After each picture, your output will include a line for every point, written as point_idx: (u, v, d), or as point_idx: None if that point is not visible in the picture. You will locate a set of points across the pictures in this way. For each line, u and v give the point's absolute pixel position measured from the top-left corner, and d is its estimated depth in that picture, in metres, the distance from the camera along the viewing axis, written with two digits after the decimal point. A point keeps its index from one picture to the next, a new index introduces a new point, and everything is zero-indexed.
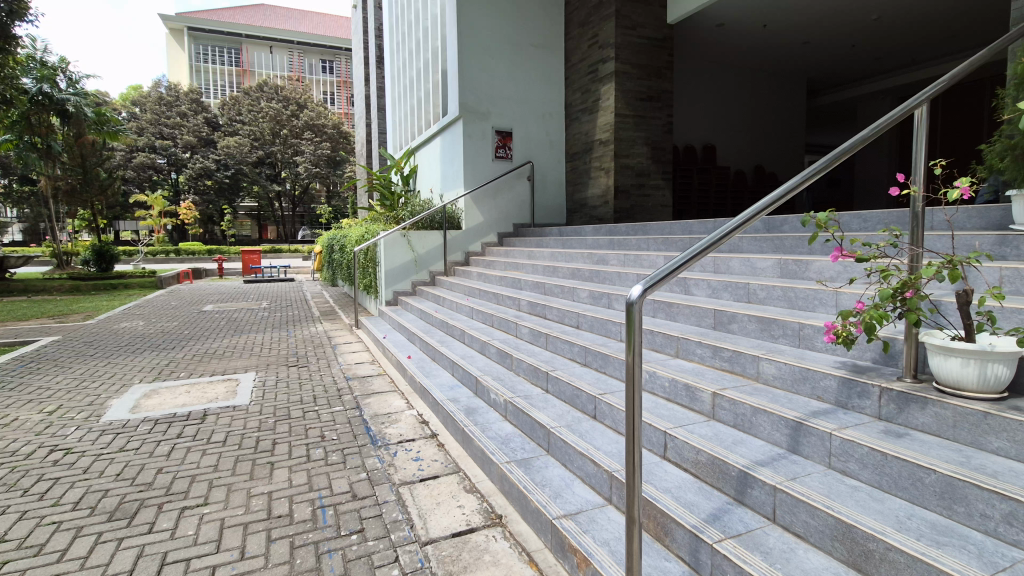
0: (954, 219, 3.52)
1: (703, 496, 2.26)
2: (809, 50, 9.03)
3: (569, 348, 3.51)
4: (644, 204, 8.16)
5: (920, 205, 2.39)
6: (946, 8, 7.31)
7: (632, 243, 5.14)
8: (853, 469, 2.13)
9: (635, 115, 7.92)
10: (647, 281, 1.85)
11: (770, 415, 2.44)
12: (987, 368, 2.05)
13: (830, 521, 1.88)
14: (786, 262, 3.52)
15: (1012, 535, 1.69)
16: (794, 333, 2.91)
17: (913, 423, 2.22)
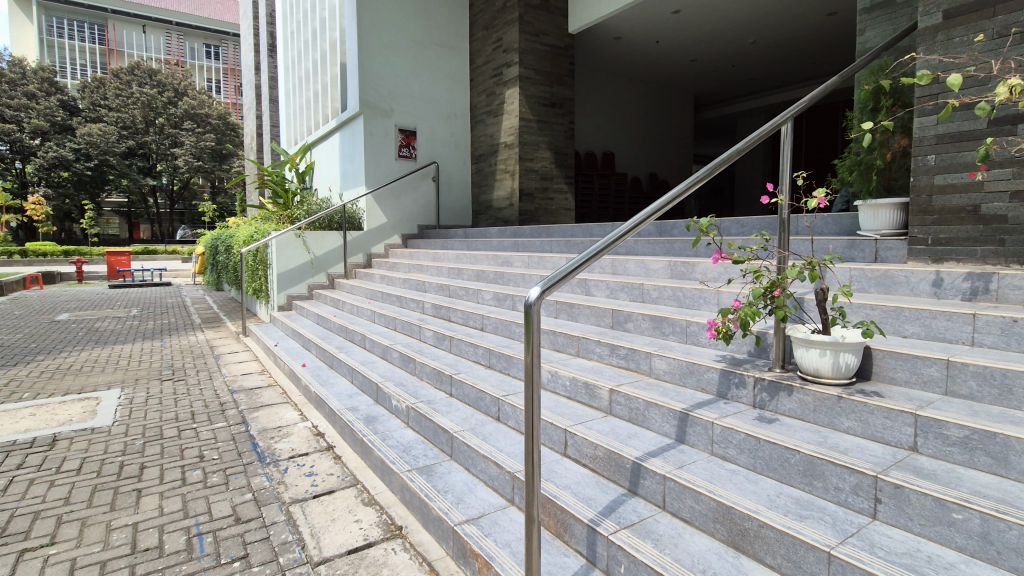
0: (814, 225, 3.97)
1: (600, 490, 2.33)
2: (696, 68, 9.78)
3: (474, 350, 3.48)
4: (548, 207, 8.38)
5: (786, 213, 2.66)
6: (808, 39, 8.25)
7: (535, 245, 5.24)
8: (732, 454, 2.31)
9: (539, 120, 8.12)
10: (545, 282, 1.87)
11: (661, 408, 2.58)
12: (839, 356, 2.32)
13: (712, 505, 2.02)
14: (675, 263, 3.75)
15: (858, 504, 1.94)
16: (682, 330, 3.10)
17: (781, 409, 2.45)
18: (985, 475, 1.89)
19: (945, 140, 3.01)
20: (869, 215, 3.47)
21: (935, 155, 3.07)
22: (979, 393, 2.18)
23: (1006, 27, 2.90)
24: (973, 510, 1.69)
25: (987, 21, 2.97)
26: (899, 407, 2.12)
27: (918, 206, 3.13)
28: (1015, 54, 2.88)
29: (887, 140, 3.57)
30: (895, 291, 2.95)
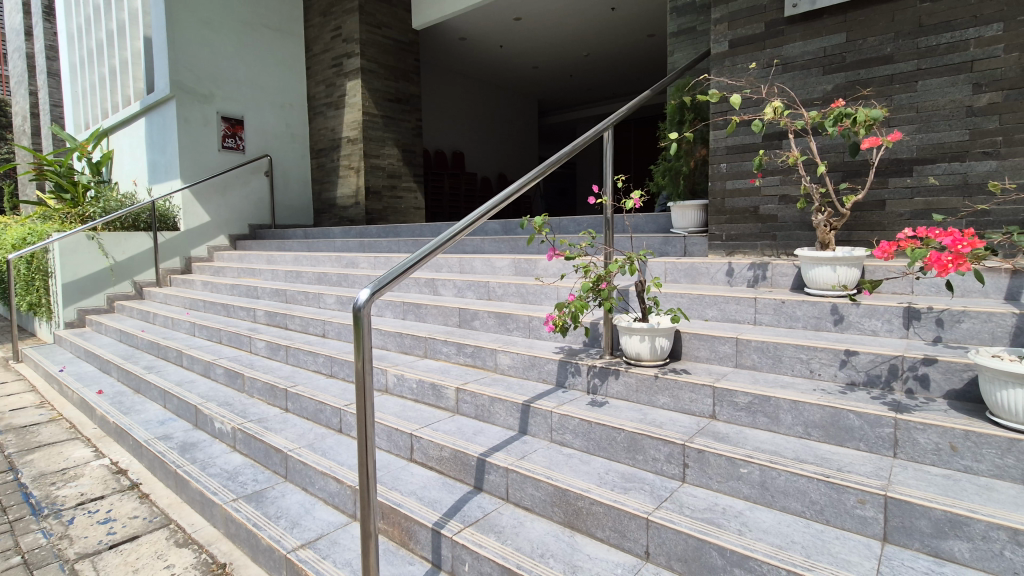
0: (637, 223, 4.41)
1: (446, 490, 2.32)
2: (537, 74, 10.28)
3: (313, 360, 3.24)
4: (397, 206, 8.18)
5: (609, 213, 2.90)
6: (632, 56, 9.17)
7: (383, 245, 5.06)
8: (568, 439, 2.46)
9: (385, 116, 7.88)
10: (375, 284, 1.79)
11: (504, 402, 2.65)
12: (655, 341, 2.61)
13: (550, 490, 2.13)
14: (518, 260, 3.89)
15: (671, 470, 2.20)
16: (525, 325, 3.22)
17: (611, 392, 2.68)
18: (764, 432, 2.28)
19: (733, 151, 3.55)
20: (679, 215, 3.95)
21: (726, 163, 3.58)
22: (759, 363, 2.61)
23: (772, 59, 3.50)
24: (755, 464, 2.02)
25: (760, 52, 3.55)
26: (702, 382, 2.46)
27: (715, 208, 3.65)
28: (779, 82, 3.49)
29: (691, 149, 4.10)
30: (699, 281, 3.40)
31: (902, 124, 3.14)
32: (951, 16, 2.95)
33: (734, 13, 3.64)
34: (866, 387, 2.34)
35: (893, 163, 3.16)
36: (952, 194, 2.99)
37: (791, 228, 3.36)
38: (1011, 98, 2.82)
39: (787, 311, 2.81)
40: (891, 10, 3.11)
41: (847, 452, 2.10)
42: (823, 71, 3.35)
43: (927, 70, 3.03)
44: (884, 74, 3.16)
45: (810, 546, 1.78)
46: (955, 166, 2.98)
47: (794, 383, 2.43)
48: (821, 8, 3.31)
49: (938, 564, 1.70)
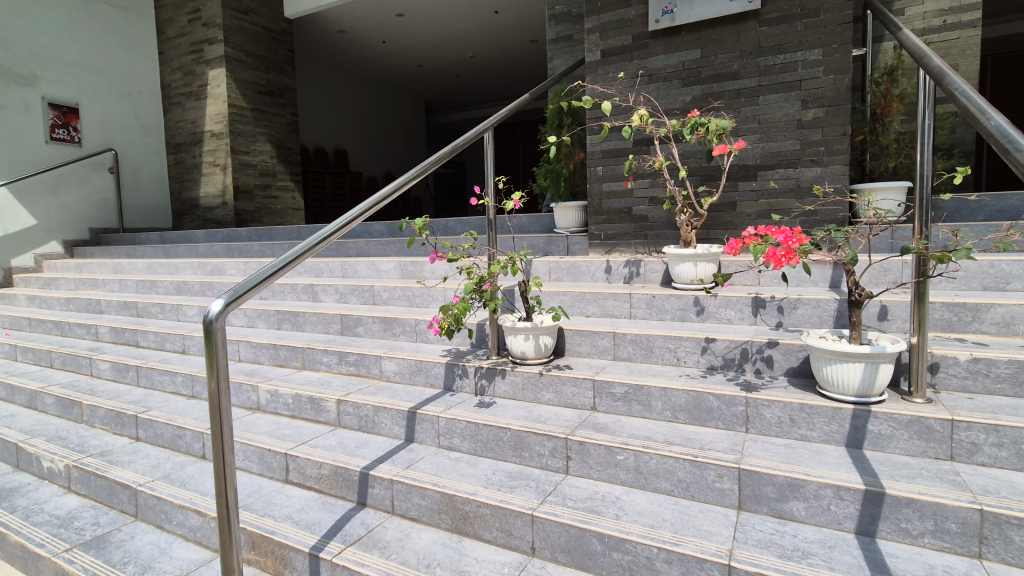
0: (522, 224, 4.51)
1: (326, 511, 2.19)
2: (424, 73, 10.13)
3: (170, 380, 2.89)
4: (271, 206, 7.67)
5: (492, 214, 2.92)
6: (517, 59, 9.36)
7: (255, 250, 4.68)
8: (456, 443, 2.43)
9: (255, 109, 7.34)
10: (230, 294, 1.64)
11: (389, 411, 2.56)
12: (539, 339, 2.68)
13: (437, 497, 2.09)
14: (404, 263, 3.79)
15: (555, 464, 2.27)
16: (411, 328, 3.14)
17: (498, 392, 2.71)
18: (638, 419, 2.44)
19: (608, 155, 3.75)
20: (560, 215, 4.11)
21: (602, 166, 3.78)
22: (634, 355, 2.78)
23: (639, 70, 3.76)
24: (629, 450, 2.15)
25: (629, 62, 3.80)
26: (583, 375, 2.56)
27: (594, 208, 3.83)
28: (645, 91, 3.76)
29: (570, 152, 4.28)
30: (580, 279, 3.55)
31: (747, 133, 3.52)
32: (783, 40, 3.36)
33: (604, 24, 3.85)
34: (723, 370, 2.59)
35: (741, 169, 3.53)
36: (789, 196, 3.42)
37: (660, 228, 3.63)
38: (830, 114, 3.27)
39: (657, 304, 3.04)
40: (736, 31, 3.47)
41: (708, 431, 2.30)
42: (683, 83, 3.66)
43: (766, 86, 3.43)
44: (733, 88, 3.51)
45: (677, 522, 1.92)
46: (790, 171, 3.40)
47: (664, 371, 2.62)
48: (680, 25, 3.60)
49: (782, 524, 1.93)
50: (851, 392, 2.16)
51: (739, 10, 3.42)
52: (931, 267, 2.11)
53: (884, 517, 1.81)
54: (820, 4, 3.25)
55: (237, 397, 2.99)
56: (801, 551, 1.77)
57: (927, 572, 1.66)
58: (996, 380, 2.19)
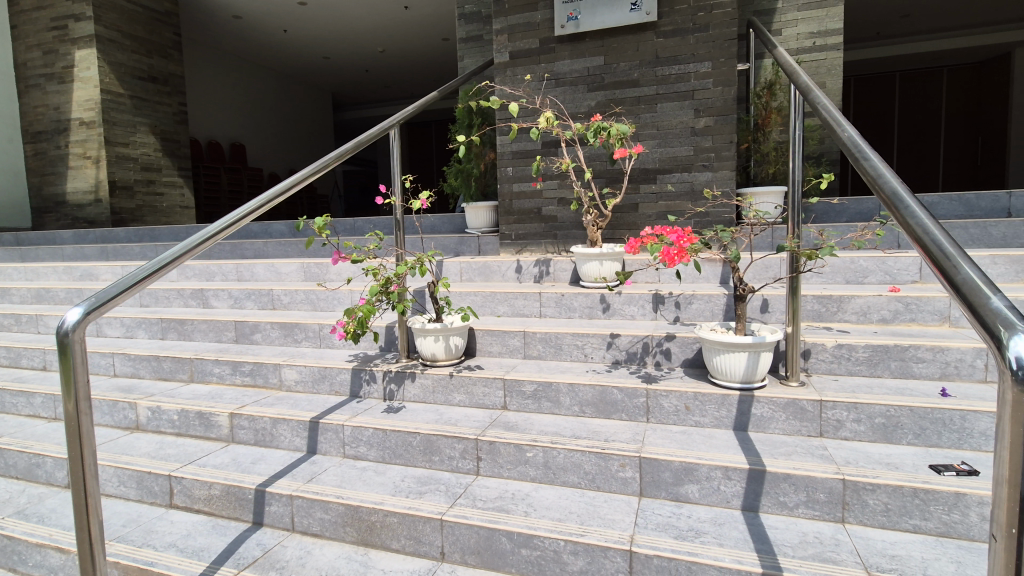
0: (433, 224, 4.45)
1: (216, 535, 2.04)
2: (331, 66, 9.71)
3: (27, 402, 2.54)
4: (156, 204, 7.01)
5: (399, 214, 2.85)
6: (428, 57, 9.23)
7: (135, 252, 4.24)
8: (362, 452, 2.36)
9: (134, 96, 6.66)
10: (90, 302, 1.47)
11: (289, 422, 2.42)
12: (449, 340, 2.66)
13: (340, 510, 2.01)
14: (307, 265, 3.61)
15: (465, 466, 2.26)
16: (314, 334, 3.00)
17: (407, 396, 2.65)
18: (548, 416, 2.48)
19: (517, 156, 3.80)
20: (471, 215, 4.11)
21: (512, 167, 3.82)
22: (544, 352, 2.83)
23: (545, 73, 3.84)
24: (538, 447, 2.18)
25: (536, 66, 3.87)
26: (493, 375, 2.57)
27: (504, 209, 3.86)
28: (552, 95, 3.85)
29: (480, 153, 4.29)
30: (491, 278, 3.57)
31: (647, 138, 3.71)
32: (677, 52, 3.58)
33: (512, 26, 3.90)
34: (627, 364, 2.71)
35: (642, 172, 3.72)
36: (684, 199, 3.65)
37: (569, 228, 3.73)
38: (719, 123, 3.53)
39: (565, 302, 3.12)
40: (635, 41, 3.65)
41: (612, 423, 2.40)
42: (587, 88, 3.78)
43: (663, 95, 3.63)
44: (633, 95, 3.69)
45: (583, 514, 1.98)
46: (685, 175, 3.63)
47: (571, 367, 2.70)
48: (584, 31, 3.72)
49: (678, 507, 2.04)
50: (737, 379, 2.34)
51: (638, 21, 3.60)
52: (802, 263, 2.34)
53: (766, 493, 1.98)
54: (709, 20, 3.50)
55: (112, 417, 2.69)
56: (695, 531, 1.89)
57: (801, 539, 1.84)
58: (855, 363, 2.47)
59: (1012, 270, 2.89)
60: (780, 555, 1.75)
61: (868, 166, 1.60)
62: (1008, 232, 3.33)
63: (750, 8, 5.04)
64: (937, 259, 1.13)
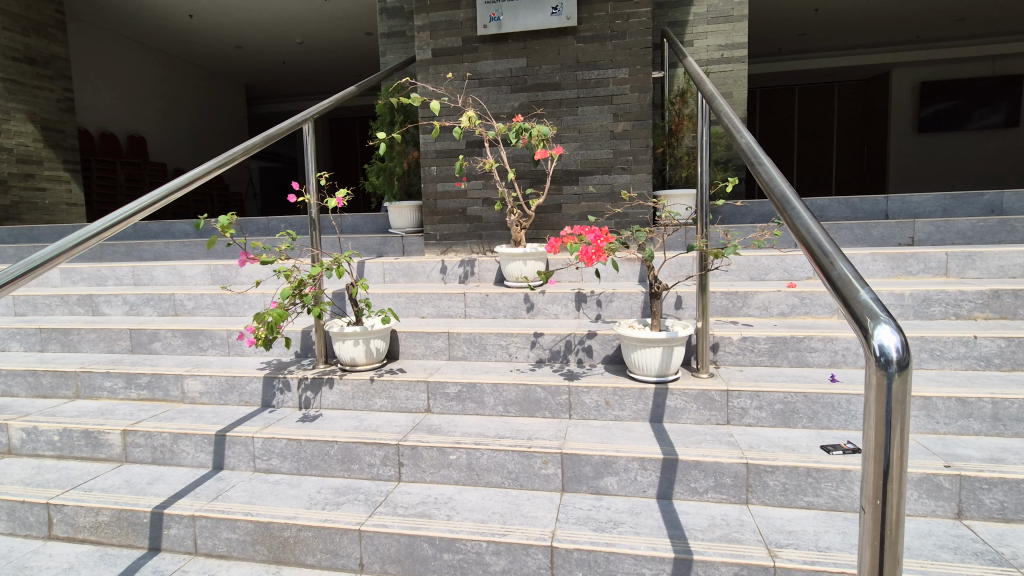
0: (354, 224, 4.32)
1: (104, 565, 1.87)
2: (244, 56, 9.15)
3: None
4: (37, 201, 6.30)
5: (314, 213, 2.73)
6: (350, 51, 8.92)
7: (8, 254, 3.78)
8: (275, 465, 2.24)
9: (7, 79, 5.94)
10: None
11: (191, 437, 2.26)
12: (369, 343, 2.58)
13: (249, 528, 1.90)
14: (214, 267, 3.38)
15: (386, 473, 2.20)
16: (222, 341, 2.81)
17: (324, 403, 2.54)
18: (472, 417, 2.47)
19: (440, 156, 3.75)
20: (395, 215, 4.03)
21: (436, 166, 3.77)
22: (468, 353, 2.81)
23: (468, 72, 3.83)
24: (461, 449, 2.17)
25: (459, 64, 3.84)
26: (415, 378, 2.52)
27: (428, 209, 3.80)
28: (475, 94, 3.84)
29: (403, 151, 4.19)
30: (415, 279, 3.50)
31: (568, 141, 3.79)
32: (596, 57, 3.68)
33: (434, 24, 3.85)
34: (550, 362, 2.76)
35: (564, 174, 3.79)
36: (604, 200, 3.77)
37: (493, 228, 3.74)
38: (636, 127, 3.68)
39: (490, 303, 3.12)
40: (556, 45, 3.72)
41: (535, 421, 2.43)
42: (510, 89, 3.81)
43: (583, 99, 3.72)
44: (555, 98, 3.76)
45: (506, 513, 1.99)
46: (605, 177, 3.75)
47: (495, 367, 2.70)
48: (506, 32, 3.75)
49: (598, 499, 2.10)
50: (653, 373, 2.44)
51: (558, 25, 3.67)
52: (710, 262, 2.48)
53: (679, 480, 2.08)
54: (625, 28, 3.63)
55: None
56: (613, 522, 1.95)
57: (710, 522, 1.94)
58: (758, 354, 2.66)
59: (889, 266, 3.23)
60: (690, 539, 1.84)
61: (762, 170, 1.72)
62: (885, 232, 3.72)
63: (665, 19, 5.29)
64: (817, 256, 1.23)
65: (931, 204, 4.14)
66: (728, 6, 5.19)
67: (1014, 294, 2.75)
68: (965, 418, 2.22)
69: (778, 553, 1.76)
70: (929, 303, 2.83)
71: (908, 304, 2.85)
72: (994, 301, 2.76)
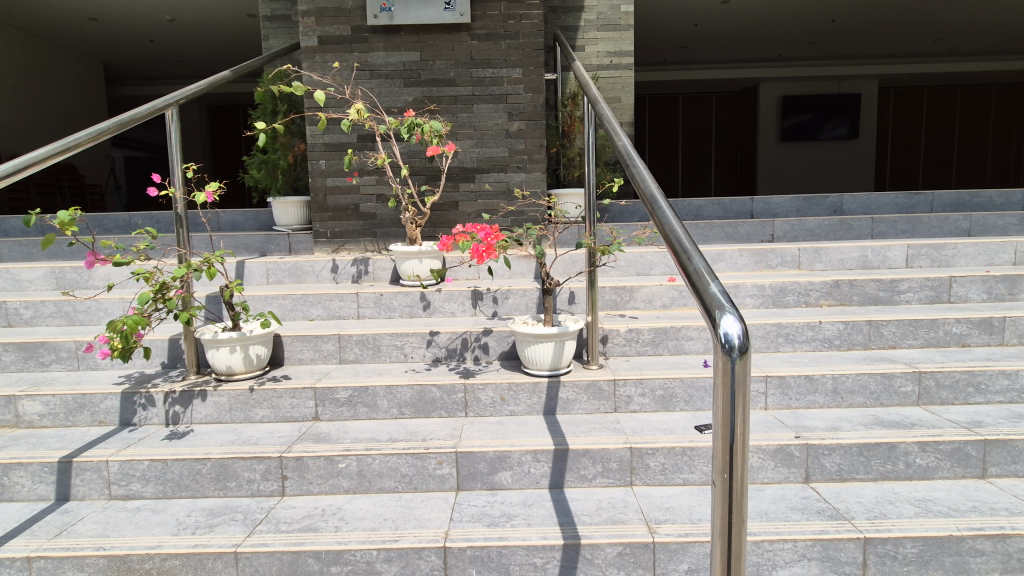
0: (233, 221, 4.01)
1: None
2: (101, 31, 8.08)
3: None
4: None
5: (180, 208, 2.49)
6: (230, 32, 8.19)
7: None
8: (136, 489, 2.03)
9: None
10: None
11: (28, 467, 2.00)
12: (248, 350, 2.40)
13: (101, 563, 1.69)
14: (59, 270, 2.98)
15: (268, 488, 2.06)
16: (70, 354, 2.50)
17: (196, 418, 2.33)
18: (364, 421, 2.38)
19: (330, 149, 3.57)
20: (280, 211, 3.79)
21: (324, 160, 3.58)
22: (361, 356, 2.71)
23: (358, 63, 3.68)
24: (351, 456, 2.08)
25: (348, 54, 3.68)
26: (301, 385, 2.38)
27: (317, 205, 3.61)
28: (365, 86, 3.70)
29: (288, 142, 3.93)
30: (303, 280, 3.31)
31: (464, 138, 3.77)
32: (490, 55, 3.70)
33: (320, 9, 3.64)
34: (446, 360, 2.73)
35: (460, 171, 3.77)
36: (500, 198, 3.81)
37: (388, 225, 3.64)
38: (530, 127, 3.76)
39: (384, 302, 3.03)
40: (450, 41, 3.69)
41: (431, 422, 2.39)
42: (403, 83, 3.72)
43: (478, 96, 3.73)
44: (449, 94, 3.72)
45: (399, 518, 1.94)
46: (501, 175, 3.79)
47: (389, 369, 2.63)
48: (398, 24, 3.64)
49: (492, 495, 2.12)
50: (547, 367, 2.51)
51: (452, 21, 3.64)
52: (598, 258, 2.58)
53: (569, 469, 2.15)
54: (518, 29, 3.69)
55: None
56: (506, 515, 1.97)
57: (597, 507, 2.04)
58: (642, 345, 2.83)
59: (754, 261, 3.59)
60: (579, 524, 1.92)
61: (635, 172, 1.82)
62: (750, 230, 4.13)
63: (558, 23, 5.46)
64: (678, 253, 1.33)
65: (788, 205, 4.67)
66: (616, 15, 5.46)
67: (850, 284, 3.17)
68: (812, 393, 2.53)
69: (657, 529, 1.88)
70: (785, 293, 3.19)
71: (768, 294, 3.20)
72: (835, 290, 3.18)
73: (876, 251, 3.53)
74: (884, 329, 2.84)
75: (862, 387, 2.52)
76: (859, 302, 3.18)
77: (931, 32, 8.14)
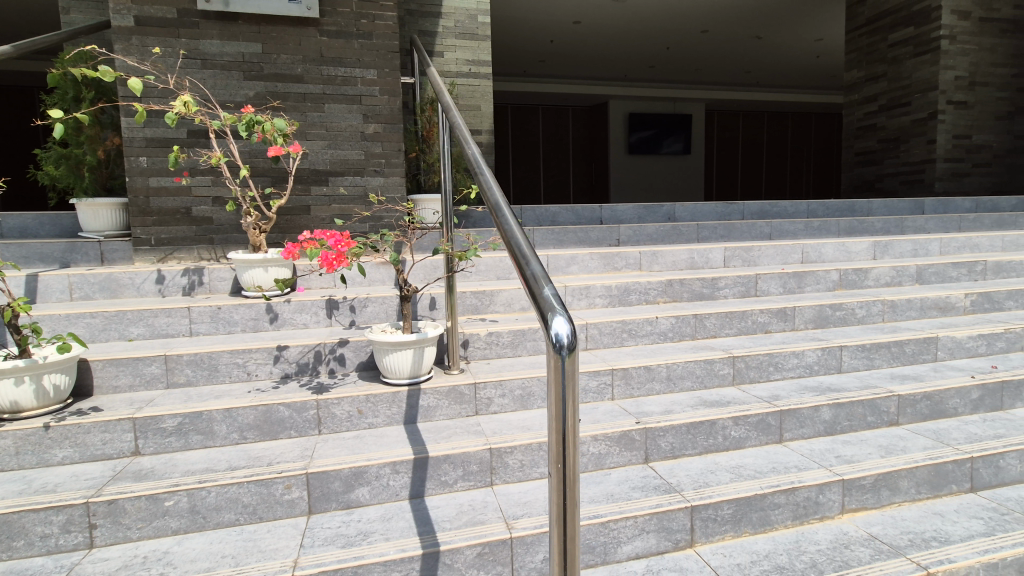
0: (22, 227, 3.36)
1: None
2: None
3: None
4: None
5: None
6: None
7: None
8: None
9: None
10: None
11: None
12: (39, 381, 2.01)
13: None
14: None
15: (70, 542, 1.76)
16: None
17: None
18: (197, 451, 2.13)
19: (152, 144, 3.15)
20: (87, 215, 3.26)
21: (145, 157, 3.15)
22: (194, 378, 2.42)
23: (186, 50, 3.29)
24: (180, 492, 1.85)
25: (173, 40, 3.27)
26: (116, 417, 2.06)
27: (137, 207, 3.16)
28: (196, 77, 3.32)
29: (98, 136, 3.39)
30: (119, 294, 2.88)
31: (315, 138, 3.56)
32: (342, 54, 3.55)
33: None
34: (298, 376, 2.55)
35: (311, 173, 3.56)
36: (355, 203, 3.67)
37: (228, 231, 3.32)
38: (386, 130, 3.68)
39: (224, 316, 2.74)
40: (296, 35, 3.46)
41: (278, 444, 2.22)
42: (243, 76, 3.41)
43: (329, 95, 3.55)
44: (297, 91, 3.50)
45: (240, 554, 1.77)
46: (357, 179, 3.65)
47: (229, 390, 2.38)
48: (234, 12, 3.34)
49: (348, 514, 2.03)
50: (406, 375, 2.47)
51: (298, 14, 3.42)
52: (455, 264, 2.61)
53: (430, 477, 2.13)
54: (371, 29, 3.59)
55: None
56: (363, 533, 1.90)
57: (458, 511, 2.05)
58: (502, 347, 2.92)
59: (602, 264, 3.90)
60: (439, 531, 1.92)
61: (482, 180, 1.86)
62: (600, 235, 4.47)
63: (415, 27, 5.42)
64: (517, 257, 1.39)
65: (630, 212, 5.16)
66: (474, 25, 5.57)
67: (680, 283, 3.58)
68: (650, 382, 2.82)
69: (514, 525, 1.94)
70: (629, 292, 3.51)
71: (614, 294, 3.50)
72: (669, 288, 3.57)
73: (701, 253, 4.04)
74: (706, 321, 3.26)
75: (690, 373, 2.87)
76: (688, 298, 3.60)
77: (740, 64, 9.56)
